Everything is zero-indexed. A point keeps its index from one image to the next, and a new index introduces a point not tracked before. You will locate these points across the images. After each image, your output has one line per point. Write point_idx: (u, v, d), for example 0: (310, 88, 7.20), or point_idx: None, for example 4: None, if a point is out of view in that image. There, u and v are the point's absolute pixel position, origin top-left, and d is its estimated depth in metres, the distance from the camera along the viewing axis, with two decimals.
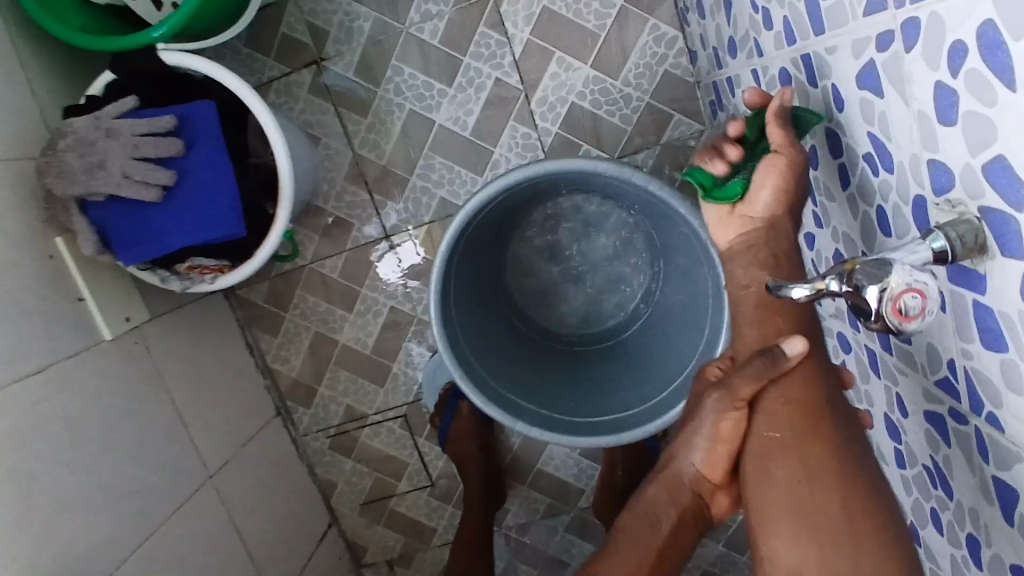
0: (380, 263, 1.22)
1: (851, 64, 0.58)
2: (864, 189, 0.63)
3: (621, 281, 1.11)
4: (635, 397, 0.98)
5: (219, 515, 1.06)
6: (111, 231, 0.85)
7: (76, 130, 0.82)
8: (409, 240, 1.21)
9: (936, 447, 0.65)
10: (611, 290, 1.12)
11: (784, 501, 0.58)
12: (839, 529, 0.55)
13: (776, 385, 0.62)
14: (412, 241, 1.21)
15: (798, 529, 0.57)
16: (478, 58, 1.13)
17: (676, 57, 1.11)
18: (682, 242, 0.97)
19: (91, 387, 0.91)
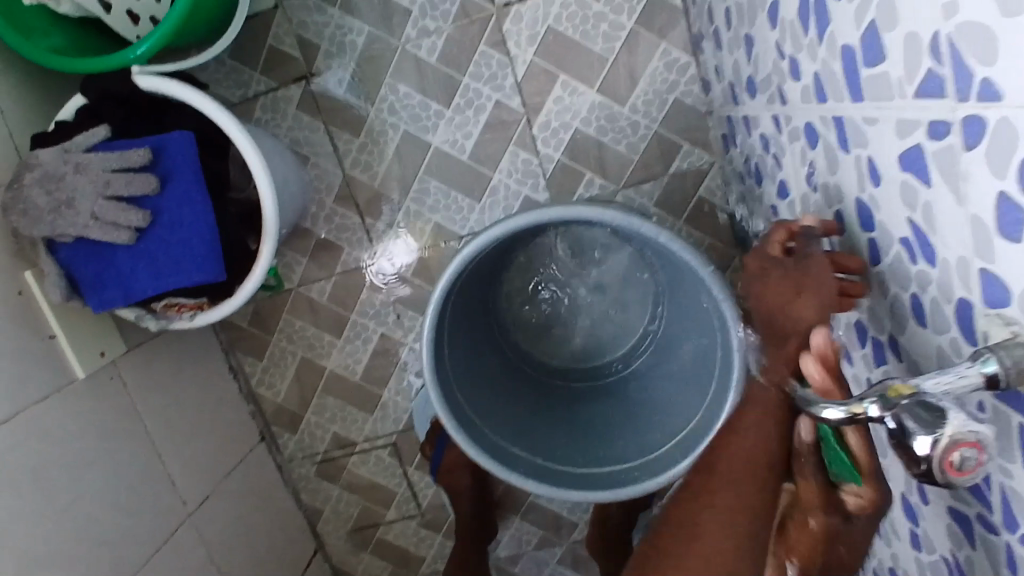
0: (369, 264, 1.15)
1: (895, 144, 0.53)
2: (898, 272, 0.58)
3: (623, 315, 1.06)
4: (636, 445, 0.93)
5: (200, 555, 1.01)
6: (77, 274, 0.79)
7: (42, 163, 0.75)
8: (398, 238, 1.14)
9: (960, 545, 0.61)
10: (609, 328, 1.07)
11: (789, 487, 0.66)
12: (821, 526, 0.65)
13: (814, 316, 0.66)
14: (404, 240, 1.14)
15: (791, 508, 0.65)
16: (478, 79, 1.07)
17: (688, 84, 1.05)
18: (689, 285, 0.92)
19: (64, 432, 0.84)
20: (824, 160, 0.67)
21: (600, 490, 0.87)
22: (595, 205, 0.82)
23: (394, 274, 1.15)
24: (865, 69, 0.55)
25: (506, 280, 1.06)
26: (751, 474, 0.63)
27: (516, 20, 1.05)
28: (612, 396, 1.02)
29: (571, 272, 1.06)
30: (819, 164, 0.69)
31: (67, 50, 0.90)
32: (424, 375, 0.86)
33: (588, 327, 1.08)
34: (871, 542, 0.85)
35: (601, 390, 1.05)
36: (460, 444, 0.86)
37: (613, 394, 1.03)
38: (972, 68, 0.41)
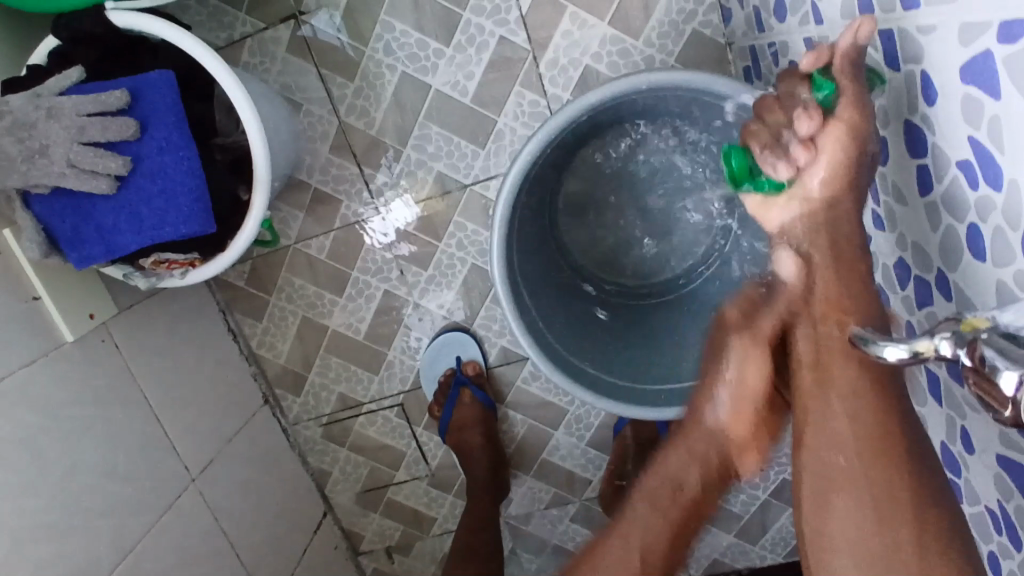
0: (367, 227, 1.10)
1: (956, 52, 0.47)
2: (954, 200, 0.53)
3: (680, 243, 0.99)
4: (663, 371, 0.89)
5: (205, 520, 0.98)
6: (56, 229, 0.74)
7: (14, 109, 0.68)
8: (397, 197, 1.08)
9: (1010, 495, 0.57)
10: (670, 257, 1.00)
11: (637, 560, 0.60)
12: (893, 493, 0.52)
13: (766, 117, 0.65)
14: (405, 199, 1.08)
15: None
16: (479, 13, 0.99)
17: (707, 14, 0.97)
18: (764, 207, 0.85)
19: (55, 397, 0.80)
20: (867, 81, 0.61)
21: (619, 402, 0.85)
22: (715, 78, 0.74)
23: (396, 225, 1.10)
24: None
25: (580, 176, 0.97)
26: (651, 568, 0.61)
27: None
28: (661, 314, 0.97)
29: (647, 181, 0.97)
30: None
31: None
32: (492, 247, 0.81)
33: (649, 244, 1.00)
34: None
35: (655, 309, 0.98)
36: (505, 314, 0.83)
37: (660, 317, 0.97)
38: None
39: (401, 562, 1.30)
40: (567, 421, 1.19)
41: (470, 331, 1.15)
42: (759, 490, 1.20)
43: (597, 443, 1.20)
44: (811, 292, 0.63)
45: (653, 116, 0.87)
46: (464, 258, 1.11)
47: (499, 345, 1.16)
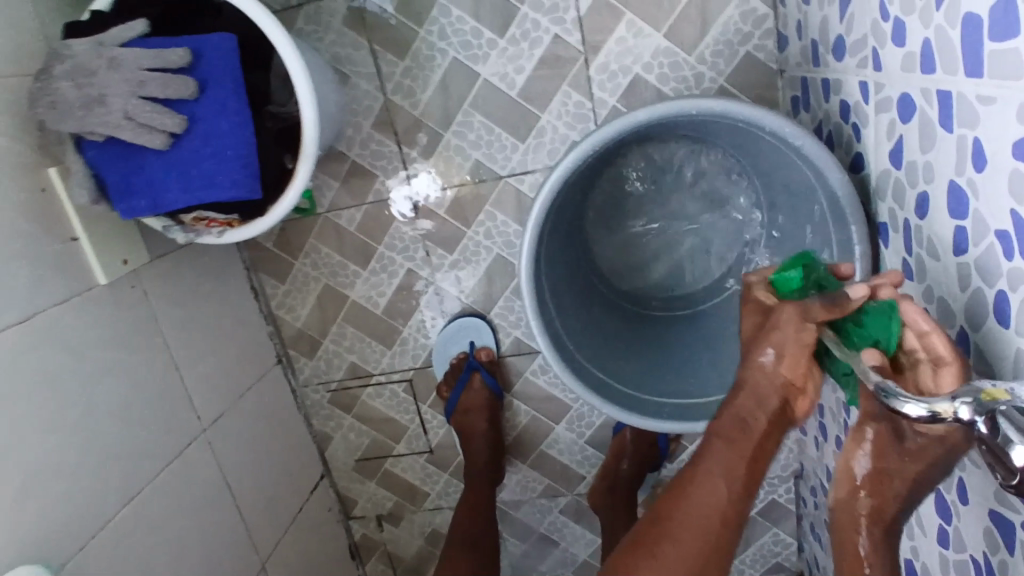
0: (390, 201, 1.12)
1: (1012, 127, 0.48)
2: (987, 266, 0.54)
3: (705, 264, 0.99)
4: (672, 385, 0.90)
5: (212, 470, 1.01)
6: (105, 177, 0.76)
7: (75, 55, 0.71)
8: (425, 170, 1.09)
9: (994, 549, 0.59)
10: (694, 275, 1.00)
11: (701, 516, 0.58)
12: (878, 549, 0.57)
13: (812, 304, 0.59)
14: (428, 172, 1.09)
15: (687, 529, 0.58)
16: (537, 9, 1.00)
17: (763, 38, 0.98)
18: (793, 239, 0.85)
19: (81, 338, 0.84)
20: (917, 136, 0.63)
21: (625, 409, 0.86)
22: (761, 108, 0.75)
23: (419, 205, 1.11)
24: (988, 42, 0.49)
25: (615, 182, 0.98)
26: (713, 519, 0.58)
27: None
28: (673, 330, 0.98)
29: (677, 197, 0.98)
30: (910, 139, 0.64)
31: None
32: (523, 243, 0.83)
33: (672, 260, 1.00)
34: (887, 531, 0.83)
35: (670, 324, 0.99)
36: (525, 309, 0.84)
37: (674, 333, 0.98)
38: None
39: (390, 531, 1.34)
40: (570, 417, 1.21)
41: (487, 318, 1.17)
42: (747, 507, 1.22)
43: (595, 442, 1.22)
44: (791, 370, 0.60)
45: (697, 133, 0.87)
46: (490, 247, 1.12)
47: (513, 336, 1.18)
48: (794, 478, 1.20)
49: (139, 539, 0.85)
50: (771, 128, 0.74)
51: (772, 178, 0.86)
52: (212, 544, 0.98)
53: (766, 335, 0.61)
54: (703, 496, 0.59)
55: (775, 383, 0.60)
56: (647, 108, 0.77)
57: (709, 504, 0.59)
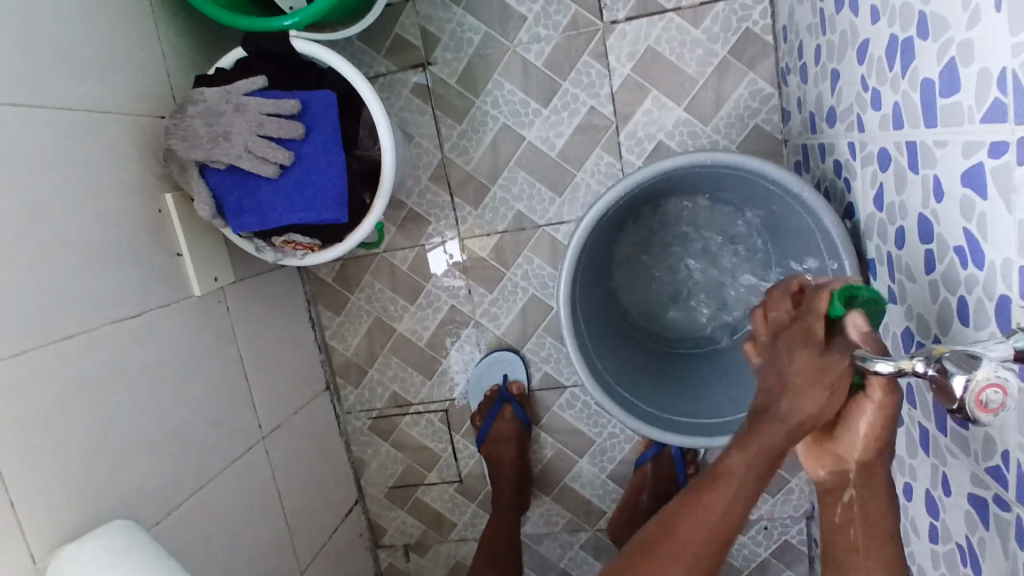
0: (427, 261, 1.28)
1: (959, 162, 0.62)
2: (949, 278, 0.67)
3: (721, 306, 1.11)
4: (689, 407, 1.00)
5: (265, 474, 1.11)
6: (222, 198, 0.92)
7: (207, 100, 0.89)
8: (453, 238, 1.26)
9: (974, 528, 0.68)
10: (711, 314, 1.12)
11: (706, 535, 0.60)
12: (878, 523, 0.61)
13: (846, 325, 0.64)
14: (456, 240, 1.26)
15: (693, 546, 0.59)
16: (577, 85, 1.18)
17: (769, 113, 1.14)
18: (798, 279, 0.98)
19: (176, 338, 0.97)
20: (893, 181, 0.76)
21: (647, 423, 0.95)
22: (767, 161, 0.89)
23: (449, 267, 1.27)
24: (940, 98, 0.64)
25: (640, 230, 1.12)
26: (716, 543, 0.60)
27: (620, 37, 1.15)
28: (689, 364, 1.09)
29: (697, 246, 1.11)
30: (888, 185, 0.78)
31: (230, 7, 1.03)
32: (562, 271, 0.96)
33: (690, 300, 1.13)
34: None
35: (687, 358, 1.10)
36: (561, 328, 0.96)
37: (691, 366, 1.09)
38: None
39: (416, 561, 1.41)
40: (593, 450, 1.30)
41: (520, 352, 1.29)
42: (761, 548, 1.28)
43: (616, 477, 1.30)
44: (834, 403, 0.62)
45: (713, 184, 1.01)
46: (526, 288, 1.26)
47: (543, 370, 1.29)
48: (806, 519, 1.26)
49: (205, 521, 0.95)
50: (775, 177, 0.88)
51: (778, 227, 1.00)
52: (261, 542, 1.06)
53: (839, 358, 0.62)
54: (709, 525, 0.60)
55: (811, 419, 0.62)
56: (672, 158, 0.92)
57: (714, 530, 0.60)
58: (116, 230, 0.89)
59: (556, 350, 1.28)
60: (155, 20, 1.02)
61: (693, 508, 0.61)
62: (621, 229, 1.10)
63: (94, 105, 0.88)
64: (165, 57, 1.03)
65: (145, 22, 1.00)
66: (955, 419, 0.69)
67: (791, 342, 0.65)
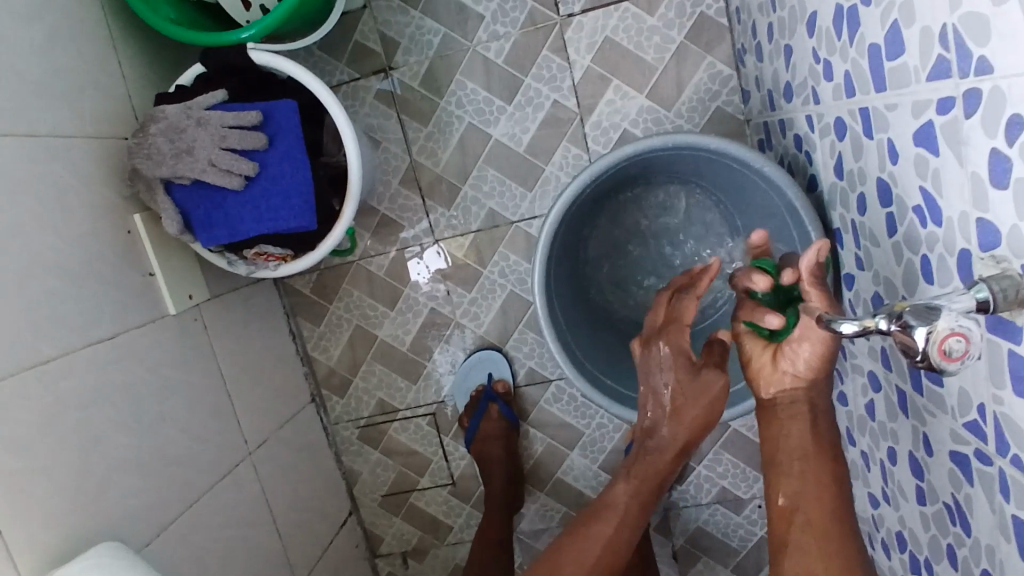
0: (410, 269, 1.28)
1: (910, 122, 0.63)
2: (911, 238, 0.68)
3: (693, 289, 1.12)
4: None
5: (256, 490, 1.10)
6: (189, 214, 0.91)
7: (168, 116, 0.88)
8: (433, 245, 1.26)
9: (959, 486, 0.67)
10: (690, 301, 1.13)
11: (603, 537, 0.77)
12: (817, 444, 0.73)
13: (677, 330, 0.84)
14: (438, 247, 1.26)
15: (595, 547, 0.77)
16: (539, 79, 1.18)
17: (730, 95, 1.16)
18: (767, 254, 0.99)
19: (153, 358, 0.96)
20: (850, 150, 0.78)
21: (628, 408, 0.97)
22: (729, 140, 0.91)
23: (433, 274, 1.27)
24: (888, 61, 0.65)
25: (611, 219, 1.12)
26: (614, 543, 0.78)
27: (578, 29, 1.16)
28: None
29: (669, 235, 1.13)
30: (846, 153, 0.79)
31: (180, 21, 1.02)
32: (535, 262, 0.96)
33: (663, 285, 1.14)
34: (881, 511, 0.91)
35: None
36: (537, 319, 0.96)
37: None
38: (971, 49, 0.51)
39: (415, 568, 1.40)
40: (583, 442, 1.30)
41: (503, 350, 1.29)
42: (756, 527, 1.29)
43: (608, 467, 1.30)
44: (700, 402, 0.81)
45: (679, 168, 1.02)
46: (504, 284, 1.26)
47: (527, 366, 1.29)
48: None
49: (196, 540, 0.94)
50: (738, 155, 0.89)
51: (745, 205, 1.01)
52: (256, 558, 1.05)
53: (711, 370, 0.81)
54: (606, 528, 0.78)
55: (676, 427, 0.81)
56: (636, 143, 0.93)
57: (611, 533, 0.78)
58: (86, 252, 0.88)
59: (538, 344, 1.28)
60: (112, 41, 1.01)
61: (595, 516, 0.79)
62: (592, 219, 1.10)
63: (55, 128, 0.87)
64: (124, 78, 1.03)
65: (101, 45, 0.99)
66: (929, 377, 0.69)
67: (661, 360, 0.82)
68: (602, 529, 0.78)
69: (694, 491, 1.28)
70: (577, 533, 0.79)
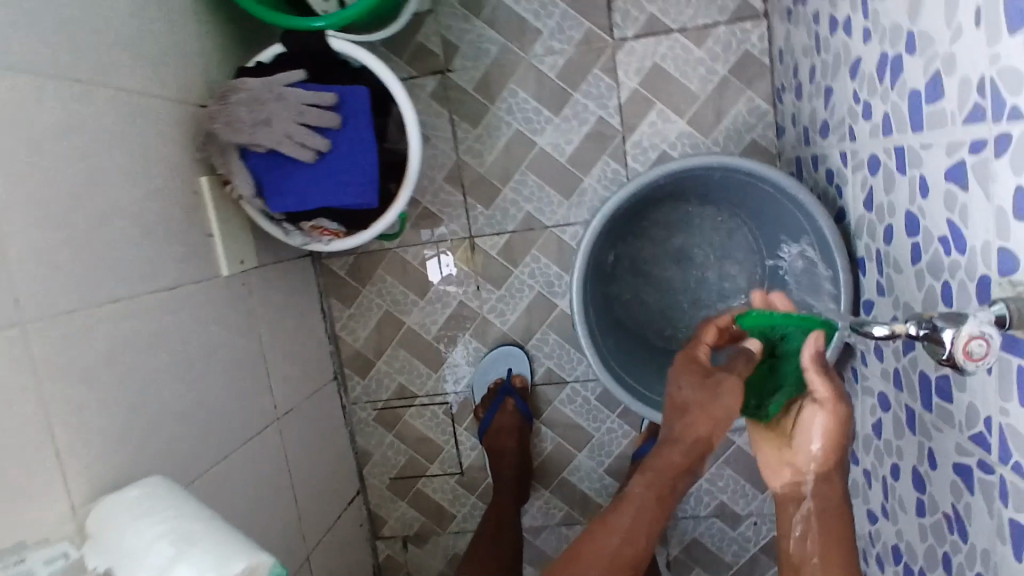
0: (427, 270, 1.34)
1: (942, 160, 0.70)
2: (934, 266, 0.74)
3: (714, 305, 1.18)
4: None
5: (279, 454, 1.15)
6: (260, 181, 0.97)
7: (250, 88, 0.95)
8: (451, 248, 1.33)
9: (959, 495, 0.72)
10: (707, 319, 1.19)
11: (623, 531, 0.83)
12: (836, 533, 0.78)
13: (695, 344, 0.88)
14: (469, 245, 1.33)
15: (619, 540, 0.82)
16: (587, 96, 1.26)
17: (765, 129, 1.23)
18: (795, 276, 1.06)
19: (205, 313, 1.01)
20: (882, 184, 0.85)
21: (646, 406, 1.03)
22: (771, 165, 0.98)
23: (448, 275, 1.34)
24: (926, 105, 0.72)
25: (644, 231, 1.19)
26: (634, 540, 0.83)
27: (628, 53, 1.24)
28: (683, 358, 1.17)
29: (698, 252, 1.19)
30: (877, 188, 0.86)
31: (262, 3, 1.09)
32: (576, 260, 1.03)
33: (686, 299, 1.20)
34: (879, 526, 0.96)
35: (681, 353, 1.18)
36: (571, 313, 1.03)
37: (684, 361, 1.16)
38: (1006, 97, 0.58)
39: (414, 552, 1.44)
40: (592, 445, 1.35)
41: (524, 348, 1.34)
42: (750, 543, 1.34)
43: (613, 471, 1.35)
44: (708, 396, 0.81)
45: (716, 188, 1.10)
46: (532, 286, 1.32)
47: (546, 366, 1.34)
48: None
49: (225, 491, 0.99)
50: (777, 180, 0.97)
51: (774, 230, 1.08)
52: (274, 518, 1.10)
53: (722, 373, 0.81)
54: (626, 522, 0.83)
55: (687, 424, 0.83)
56: (683, 159, 1.00)
57: (631, 530, 0.83)
58: (157, 206, 0.94)
59: (559, 346, 1.34)
60: (198, 16, 1.08)
61: (617, 510, 0.85)
62: (628, 229, 1.17)
63: (143, 88, 0.93)
64: (205, 51, 1.09)
65: (188, 18, 1.06)
66: (939, 394, 0.75)
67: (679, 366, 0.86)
68: (622, 520, 0.84)
69: (694, 502, 1.33)
70: (598, 526, 0.84)
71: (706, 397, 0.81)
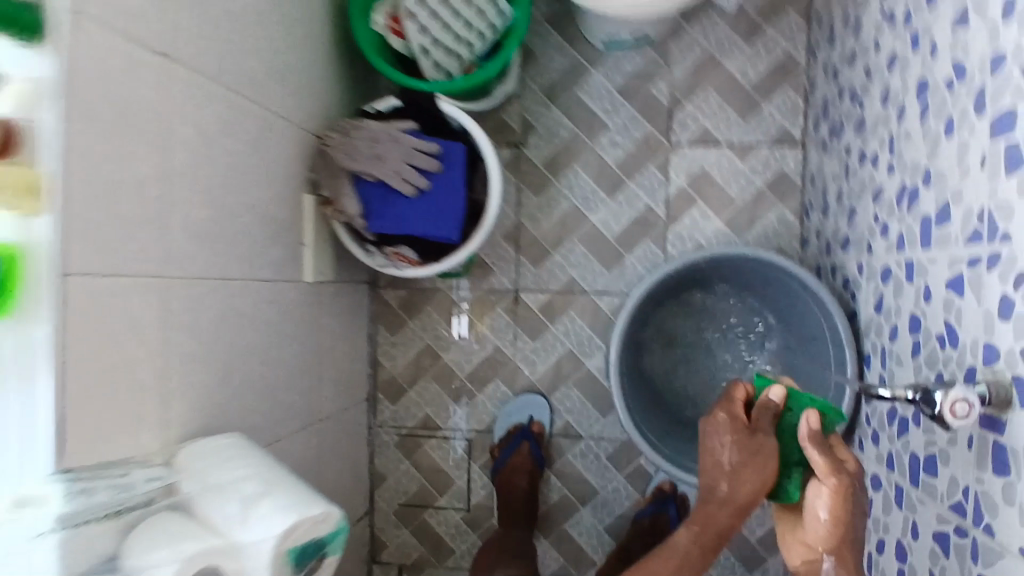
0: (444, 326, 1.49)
1: (945, 272, 0.85)
2: (930, 361, 0.88)
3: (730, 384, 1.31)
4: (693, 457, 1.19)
5: (316, 452, 1.24)
6: (363, 205, 1.14)
7: (371, 129, 1.13)
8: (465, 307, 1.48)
9: (937, 560, 0.83)
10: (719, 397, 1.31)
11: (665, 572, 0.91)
12: None
13: (729, 404, 0.94)
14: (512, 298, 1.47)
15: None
16: (640, 186, 1.44)
17: (790, 239, 1.41)
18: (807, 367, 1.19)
19: (287, 308, 1.14)
20: (892, 292, 1.00)
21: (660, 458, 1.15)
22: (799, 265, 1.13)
23: (463, 331, 1.48)
24: (935, 227, 0.88)
25: (678, 308, 1.34)
26: None
27: (680, 156, 1.43)
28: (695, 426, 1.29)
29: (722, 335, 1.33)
30: (887, 294, 1.01)
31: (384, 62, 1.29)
32: (619, 318, 1.17)
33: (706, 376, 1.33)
34: None
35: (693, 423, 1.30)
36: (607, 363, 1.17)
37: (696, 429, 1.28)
38: (999, 224, 0.74)
39: None
40: (595, 501, 1.44)
41: (547, 399, 1.45)
42: None
43: (612, 529, 1.43)
44: (746, 458, 0.87)
45: (748, 280, 1.25)
46: (564, 343, 1.45)
47: (564, 419, 1.45)
48: None
49: None
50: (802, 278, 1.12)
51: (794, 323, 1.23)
52: None
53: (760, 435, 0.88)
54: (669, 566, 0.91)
55: (727, 483, 0.88)
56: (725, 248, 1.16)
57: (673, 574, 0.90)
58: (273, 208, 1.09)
59: (579, 403, 1.45)
60: (329, 64, 1.28)
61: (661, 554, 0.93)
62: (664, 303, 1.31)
63: (283, 111, 1.11)
64: (328, 92, 1.28)
65: (323, 63, 1.26)
66: (926, 470, 0.87)
67: (715, 423, 0.92)
68: (664, 563, 0.91)
69: None
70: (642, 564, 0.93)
71: (742, 458, 0.87)
